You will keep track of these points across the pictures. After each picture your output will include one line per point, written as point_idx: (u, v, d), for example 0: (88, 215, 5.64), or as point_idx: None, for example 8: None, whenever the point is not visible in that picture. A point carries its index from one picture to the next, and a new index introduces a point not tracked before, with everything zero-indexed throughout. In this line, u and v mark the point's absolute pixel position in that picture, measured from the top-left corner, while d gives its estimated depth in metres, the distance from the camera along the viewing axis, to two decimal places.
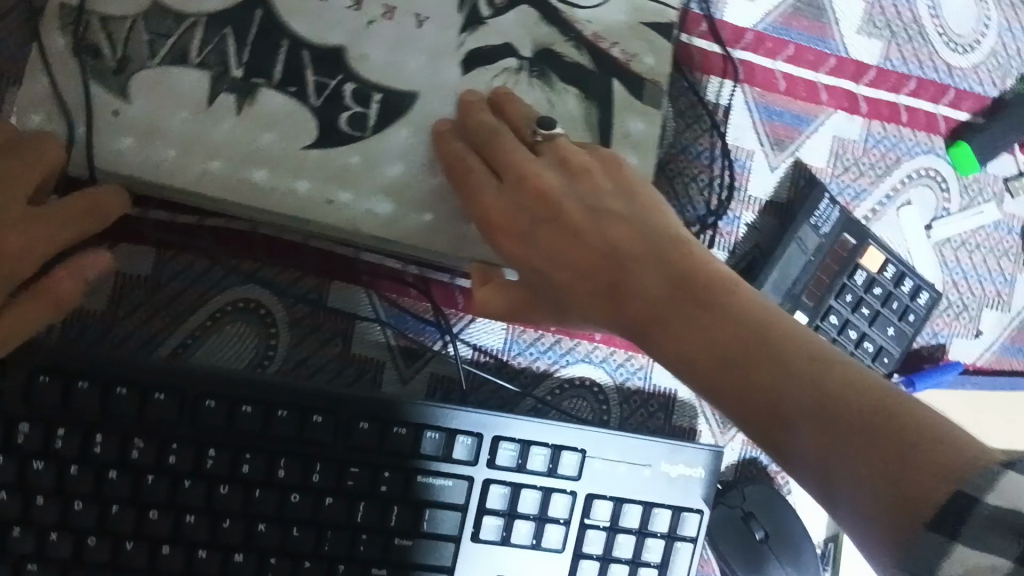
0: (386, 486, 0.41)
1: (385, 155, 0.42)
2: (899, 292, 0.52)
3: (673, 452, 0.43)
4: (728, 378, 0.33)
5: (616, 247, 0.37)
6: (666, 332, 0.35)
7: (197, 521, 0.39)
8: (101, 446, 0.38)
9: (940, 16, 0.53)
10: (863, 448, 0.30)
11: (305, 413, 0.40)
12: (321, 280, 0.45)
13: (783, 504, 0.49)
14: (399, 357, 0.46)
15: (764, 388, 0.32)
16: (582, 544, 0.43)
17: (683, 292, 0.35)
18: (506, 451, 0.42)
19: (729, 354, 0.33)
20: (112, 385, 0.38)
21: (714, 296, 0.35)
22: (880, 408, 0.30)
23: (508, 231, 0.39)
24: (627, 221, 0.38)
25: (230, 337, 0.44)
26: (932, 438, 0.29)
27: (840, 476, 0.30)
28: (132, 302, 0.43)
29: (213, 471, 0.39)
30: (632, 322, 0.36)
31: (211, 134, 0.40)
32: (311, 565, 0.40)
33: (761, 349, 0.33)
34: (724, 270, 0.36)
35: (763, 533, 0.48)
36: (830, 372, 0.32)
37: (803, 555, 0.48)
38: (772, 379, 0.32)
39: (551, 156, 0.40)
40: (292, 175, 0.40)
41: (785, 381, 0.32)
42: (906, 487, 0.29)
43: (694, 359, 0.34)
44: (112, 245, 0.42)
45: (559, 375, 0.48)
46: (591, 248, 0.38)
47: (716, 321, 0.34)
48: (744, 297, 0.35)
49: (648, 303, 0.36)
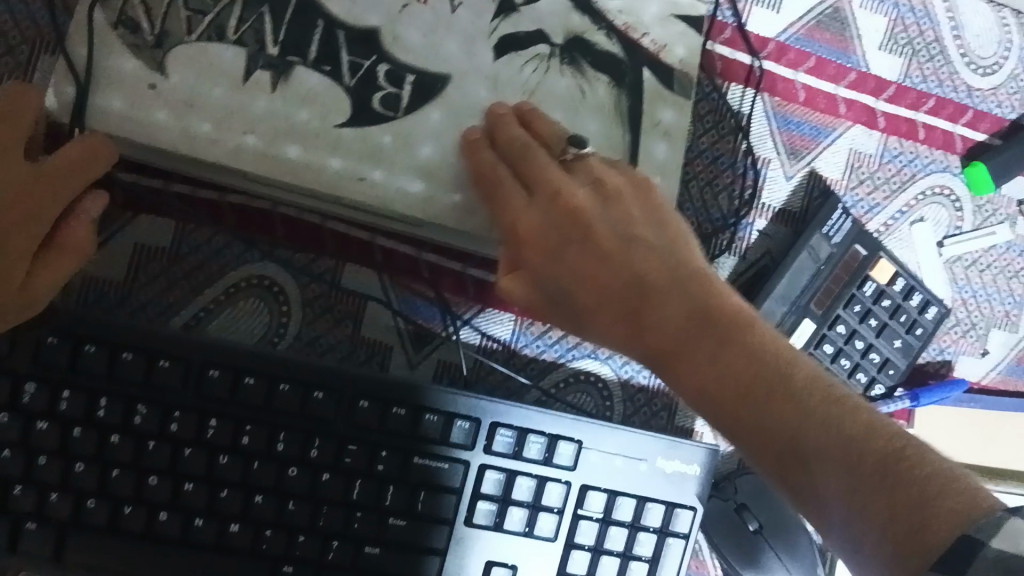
0: (383, 465, 0.42)
1: (422, 139, 0.43)
2: (907, 306, 0.52)
3: (670, 448, 0.44)
4: (748, 414, 0.34)
5: (644, 278, 0.39)
6: (689, 365, 0.36)
7: (196, 489, 0.41)
8: (104, 410, 0.40)
9: (962, 37, 0.54)
10: (855, 493, 0.31)
11: (307, 389, 0.41)
12: (336, 262, 0.46)
13: (774, 493, 0.49)
14: (409, 342, 0.47)
15: (781, 425, 0.33)
16: (574, 534, 0.44)
17: (699, 329, 0.37)
18: (501, 438, 0.43)
19: (746, 385, 0.35)
20: (118, 350, 0.40)
21: (727, 328, 0.36)
22: (890, 451, 0.32)
23: (533, 243, 0.40)
24: (655, 252, 0.40)
25: (244, 312, 0.45)
26: (942, 483, 0.30)
27: (845, 517, 0.31)
28: (151, 271, 0.44)
29: (213, 440, 0.41)
30: (655, 352, 0.38)
31: (250, 109, 0.41)
32: (305, 539, 0.42)
33: (768, 380, 0.35)
34: (745, 309, 0.38)
35: (756, 524, 0.48)
36: (843, 414, 0.33)
37: (798, 545, 0.49)
38: (771, 414, 0.34)
39: (582, 175, 0.41)
40: (327, 152, 0.41)
41: (802, 419, 0.33)
42: (908, 531, 0.30)
43: (717, 393, 0.35)
44: (135, 215, 0.44)
45: (565, 368, 0.49)
46: (620, 276, 0.39)
47: (736, 355, 0.36)
48: (764, 335, 0.36)
49: (670, 336, 0.37)
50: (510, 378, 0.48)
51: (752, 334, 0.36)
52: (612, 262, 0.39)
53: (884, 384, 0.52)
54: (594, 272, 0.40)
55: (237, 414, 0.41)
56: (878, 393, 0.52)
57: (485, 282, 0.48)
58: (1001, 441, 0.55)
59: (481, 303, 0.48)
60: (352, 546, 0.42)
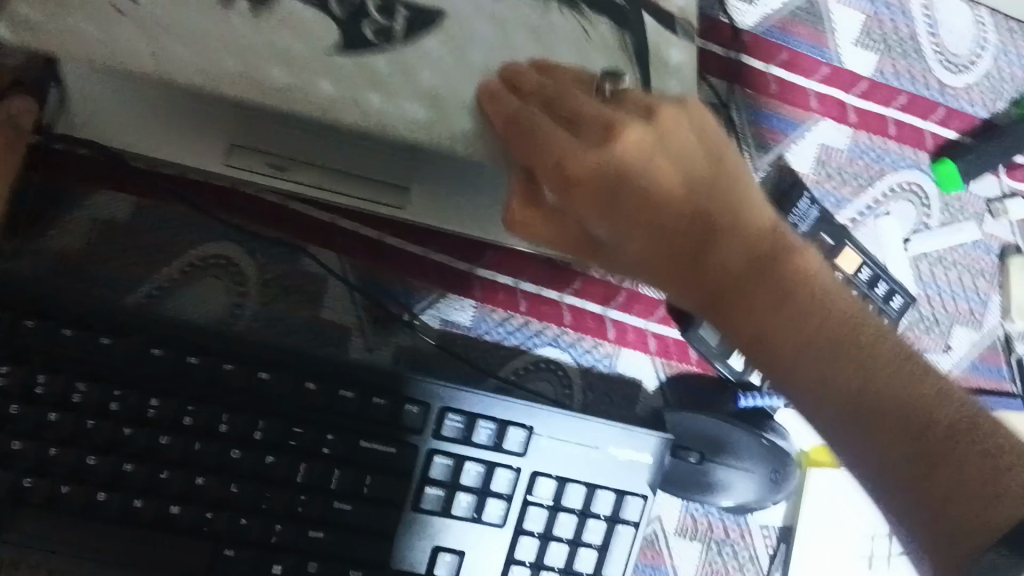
0: (329, 448, 0.43)
1: (423, 66, 0.37)
2: (873, 295, 0.51)
3: (622, 436, 0.46)
4: (812, 368, 0.37)
5: (707, 216, 0.39)
6: (745, 308, 0.39)
7: (136, 468, 0.42)
8: (43, 385, 0.41)
9: (937, 35, 0.54)
10: (907, 454, 0.34)
11: (253, 369, 0.42)
12: (297, 243, 0.46)
13: (693, 417, 0.49)
14: (367, 325, 0.47)
15: (839, 377, 0.36)
16: (523, 520, 0.46)
17: (774, 298, 0.38)
18: (451, 425, 0.44)
19: (815, 338, 0.37)
20: (60, 326, 0.41)
21: (779, 276, 0.39)
22: (953, 429, 0.35)
23: (588, 186, 0.38)
24: (729, 208, 0.40)
25: (199, 291, 0.45)
26: (986, 466, 0.34)
27: (891, 482, 0.35)
28: (108, 246, 0.44)
29: (155, 419, 0.42)
30: (710, 294, 0.40)
31: (222, 31, 0.36)
32: (248, 521, 0.42)
33: (852, 346, 0.37)
34: (810, 260, 0.40)
35: (697, 455, 0.48)
36: (902, 381, 0.36)
37: (740, 445, 0.49)
38: (841, 388, 0.36)
39: (632, 106, 0.38)
40: (314, 75, 0.36)
41: (887, 383, 0.36)
42: (968, 516, 0.33)
43: (769, 337, 0.38)
44: (92, 190, 0.44)
45: (526, 355, 0.49)
46: (683, 217, 0.39)
47: (807, 313, 0.38)
48: (828, 292, 0.39)
49: (728, 278, 0.39)
50: (469, 363, 0.47)
51: (807, 285, 0.39)
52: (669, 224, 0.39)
53: None
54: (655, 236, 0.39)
55: (180, 391, 0.42)
56: None
57: (449, 266, 0.48)
58: None
59: (443, 288, 0.48)
60: (296, 529, 0.43)
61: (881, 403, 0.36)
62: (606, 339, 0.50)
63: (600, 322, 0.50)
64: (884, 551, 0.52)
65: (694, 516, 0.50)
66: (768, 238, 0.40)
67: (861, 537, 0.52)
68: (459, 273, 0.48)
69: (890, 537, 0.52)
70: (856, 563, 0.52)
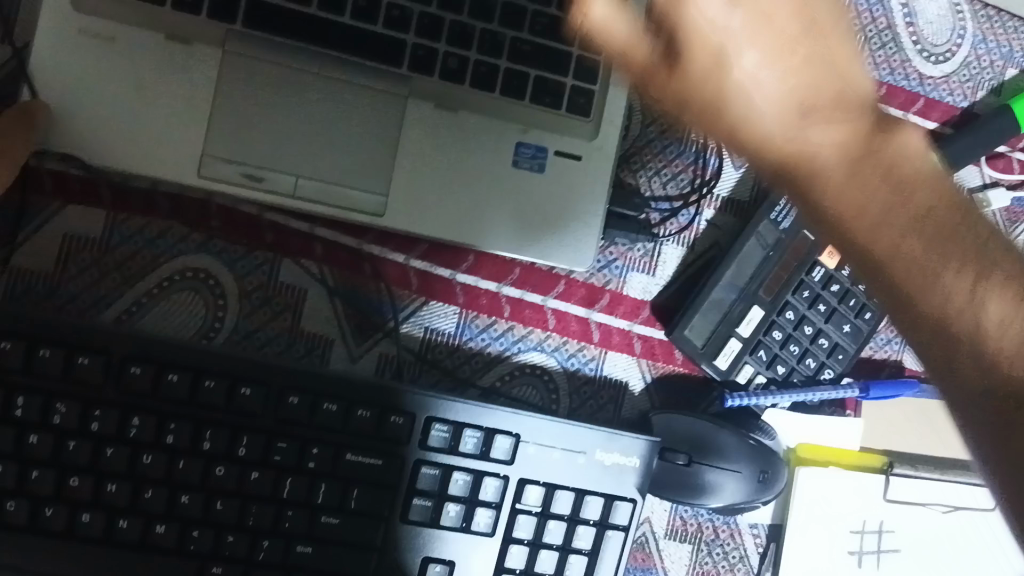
0: (314, 462, 0.43)
1: None
2: (857, 290, 0.51)
3: (609, 440, 0.46)
4: (908, 274, 0.33)
5: (840, 84, 0.32)
6: (835, 183, 0.32)
7: (118, 488, 0.41)
8: (21, 408, 0.40)
9: (914, 24, 0.53)
10: (988, 398, 0.34)
11: (234, 385, 0.42)
12: (275, 253, 0.45)
13: (680, 418, 0.49)
14: (349, 334, 0.46)
15: (947, 308, 0.33)
16: (512, 528, 0.45)
17: (903, 183, 0.32)
18: (438, 434, 0.44)
19: (915, 215, 0.33)
20: (36, 347, 0.40)
21: (886, 153, 0.32)
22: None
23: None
24: (841, 40, 0.32)
25: (177, 305, 0.44)
26: None
27: (971, 422, 0.35)
28: (82, 262, 0.43)
29: (136, 438, 0.41)
30: (784, 165, 0.32)
31: None
32: (234, 538, 0.42)
33: (956, 245, 0.33)
34: (916, 142, 0.33)
35: (684, 457, 0.48)
36: (1016, 326, 0.34)
37: (727, 444, 0.49)
38: (977, 302, 0.34)
39: None
40: None
41: (993, 321, 0.34)
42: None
43: (861, 212, 0.32)
44: (64, 205, 0.43)
45: (511, 360, 0.48)
46: (814, 64, 0.31)
47: (905, 209, 0.32)
48: (922, 175, 0.33)
49: (822, 157, 0.32)
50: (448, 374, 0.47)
51: (909, 168, 0.33)
52: (813, 61, 0.31)
53: (833, 369, 0.51)
54: (788, 81, 0.31)
55: (160, 410, 0.41)
56: (827, 378, 0.51)
57: (430, 273, 0.47)
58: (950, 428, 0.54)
59: (425, 295, 0.47)
60: (283, 544, 0.43)
61: (984, 328, 0.34)
62: (591, 342, 0.49)
63: (584, 325, 0.49)
64: (873, 546, 0.52)
65: (684, 517, 0.50)
66: (868, 105, 0.32)
67: (849, 534, 0.52)
68: (441, 280, 0.47)
69: (878, 532, 0.52)
70: (846, 560, 0.52)
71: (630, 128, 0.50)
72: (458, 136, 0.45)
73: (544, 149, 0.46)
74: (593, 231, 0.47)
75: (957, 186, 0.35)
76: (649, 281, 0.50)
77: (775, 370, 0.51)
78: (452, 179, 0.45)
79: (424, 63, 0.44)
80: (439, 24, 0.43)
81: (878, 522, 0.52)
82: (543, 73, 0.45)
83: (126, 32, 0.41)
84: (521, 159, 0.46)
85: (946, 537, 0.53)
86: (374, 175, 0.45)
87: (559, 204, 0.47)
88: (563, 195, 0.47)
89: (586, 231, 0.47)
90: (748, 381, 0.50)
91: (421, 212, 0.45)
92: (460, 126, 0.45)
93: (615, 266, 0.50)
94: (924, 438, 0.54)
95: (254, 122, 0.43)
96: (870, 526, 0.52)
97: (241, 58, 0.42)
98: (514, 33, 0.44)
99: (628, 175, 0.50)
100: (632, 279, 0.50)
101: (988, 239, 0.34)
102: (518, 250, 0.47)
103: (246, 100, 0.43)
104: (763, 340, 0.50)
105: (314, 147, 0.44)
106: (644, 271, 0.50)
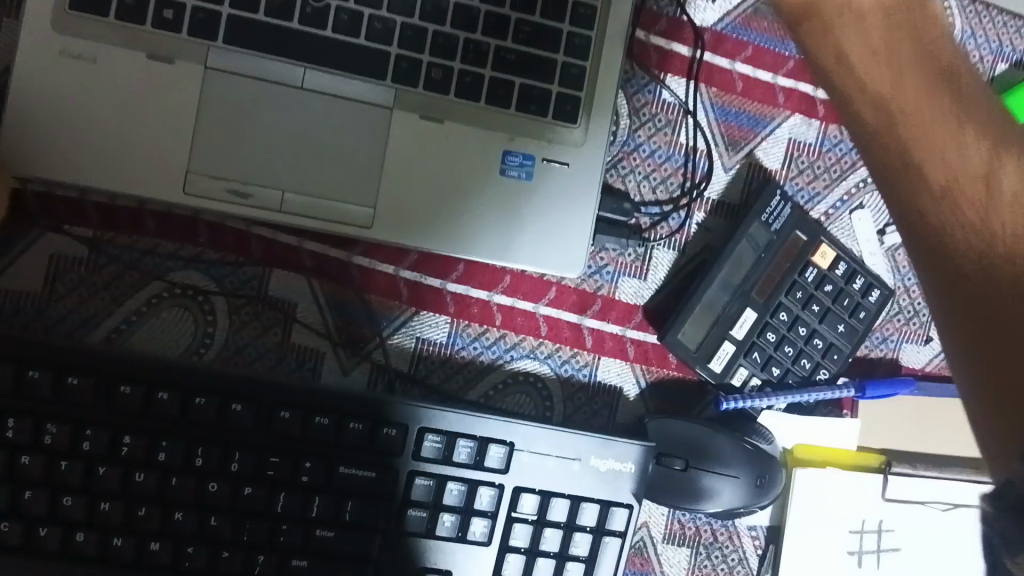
0: (308, 476, 0.43)
1: None
2: (850, 289, 0.51)
3: (603, 447, 0.46)
4: (936, 123, 0.39)
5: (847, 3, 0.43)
6: (887, 81, 0.41)
7: (112, 507, 0.41)
8: (13, 429, 0.40)
9: None
10: (947, 269, 0.36)
11: (225, 401, 0.42)
12: (263, 268, 0.45)
13: (679, 425, 0.49)
14: (340, 347, 0.46)
15: (942, 154, 0.38)
16: (508, 537, 0.45)
17: (949, 74, 0.41)
18: (431, 445, 0.44)
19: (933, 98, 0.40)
20: (25, 368, 0.40)
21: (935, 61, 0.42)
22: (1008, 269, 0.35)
23: None
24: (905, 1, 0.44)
25: (167, 322, 0.44)
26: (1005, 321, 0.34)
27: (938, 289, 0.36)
28: (70, 282, 0.43)
29: (128, 457, 0.41)
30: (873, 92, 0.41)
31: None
32: (229, 554, 0.42)
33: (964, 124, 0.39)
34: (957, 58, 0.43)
35: (681, 463, 0.48)
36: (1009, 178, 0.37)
37: (725, 451, 0.49)
38: (993, 162, 0.38)
39: None
40: None
41: (1011, 175, 0.37)
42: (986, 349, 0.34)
43: (891, 118, 0.40)
44: (50, 227, 0.43)
45: (504, 369, 0.48)
46: None
47: (956, 92, 0.41)
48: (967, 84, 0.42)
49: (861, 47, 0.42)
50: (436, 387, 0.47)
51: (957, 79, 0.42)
52: None
53: (828, 370, 0.51)
54: None
55: (152, 427, 0.41)
56: (822, 379, 0.51)
57: (420, 283, 0.47)
58: (948, 424, 0.54)
59: (416, 305, 0.47)
60: (278, 559, 0.42)
61: (993, 183, 0.37)
62: (584, 348, 0.49)
63: (576, 331, 0.49)
64: (873, 546, 0.52)
65: (681, 521, 0.50)
66: (916, 11, 0.44)
67: (848, 535, 0.52)
68: (431, 290, 0.47)
69: (878, 532, 0.52)
70: (846, 560, 0.52)
71: (617, 133, 0.49)
72: (444, 145, 0.45)
73: (531, 157, 0.46)
74: (583, 235, 0.47)
75: (980, 82, 0.42)
76: (640, 285, 0.50)
77: (770, 371, 0.51)
78: (440, 188, 0.45)
79: (407, 75, 0.44)
80: (422, 36, 0.44)
81: (877, 522, 0.52)
82: (528, 81, 0.45)
83: (108, 52, 0.41)
84: (509, 168, 0.46)
85: (945, 535, 0.53)
86: (361, 187, 0.45)
87: (549, 211, 0.47)
88: (552, 201, 0.47)
89: (577, 236, 0.47)
90: (743, 384, 0.50)
91: (409, 223, 0.45)
92: (447, 135, 0.45)
93: (606, 272, 0.49)
94: (921, 435, 0.54)
95: (240, 137, 0.43)
96: (870, 526, 0.52)
97: (225, 74, 0.43)
98: (498, 42, 0.44)
99: (616, 181, 0.50)
100: (624, 283, 0.50)
101: (1008, 128, 0.39)
102: (508, 258, 0.46)
103: (230, 115, 0.43)
104: (757, 341, 0.50)
105: (301, 159, 0.44)
106: (636, 275, 0.50)
